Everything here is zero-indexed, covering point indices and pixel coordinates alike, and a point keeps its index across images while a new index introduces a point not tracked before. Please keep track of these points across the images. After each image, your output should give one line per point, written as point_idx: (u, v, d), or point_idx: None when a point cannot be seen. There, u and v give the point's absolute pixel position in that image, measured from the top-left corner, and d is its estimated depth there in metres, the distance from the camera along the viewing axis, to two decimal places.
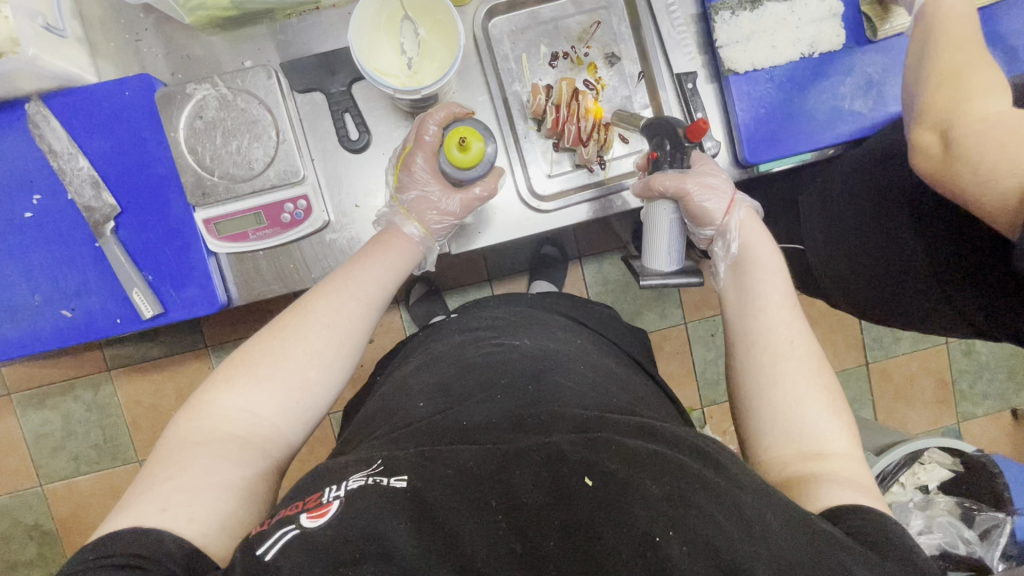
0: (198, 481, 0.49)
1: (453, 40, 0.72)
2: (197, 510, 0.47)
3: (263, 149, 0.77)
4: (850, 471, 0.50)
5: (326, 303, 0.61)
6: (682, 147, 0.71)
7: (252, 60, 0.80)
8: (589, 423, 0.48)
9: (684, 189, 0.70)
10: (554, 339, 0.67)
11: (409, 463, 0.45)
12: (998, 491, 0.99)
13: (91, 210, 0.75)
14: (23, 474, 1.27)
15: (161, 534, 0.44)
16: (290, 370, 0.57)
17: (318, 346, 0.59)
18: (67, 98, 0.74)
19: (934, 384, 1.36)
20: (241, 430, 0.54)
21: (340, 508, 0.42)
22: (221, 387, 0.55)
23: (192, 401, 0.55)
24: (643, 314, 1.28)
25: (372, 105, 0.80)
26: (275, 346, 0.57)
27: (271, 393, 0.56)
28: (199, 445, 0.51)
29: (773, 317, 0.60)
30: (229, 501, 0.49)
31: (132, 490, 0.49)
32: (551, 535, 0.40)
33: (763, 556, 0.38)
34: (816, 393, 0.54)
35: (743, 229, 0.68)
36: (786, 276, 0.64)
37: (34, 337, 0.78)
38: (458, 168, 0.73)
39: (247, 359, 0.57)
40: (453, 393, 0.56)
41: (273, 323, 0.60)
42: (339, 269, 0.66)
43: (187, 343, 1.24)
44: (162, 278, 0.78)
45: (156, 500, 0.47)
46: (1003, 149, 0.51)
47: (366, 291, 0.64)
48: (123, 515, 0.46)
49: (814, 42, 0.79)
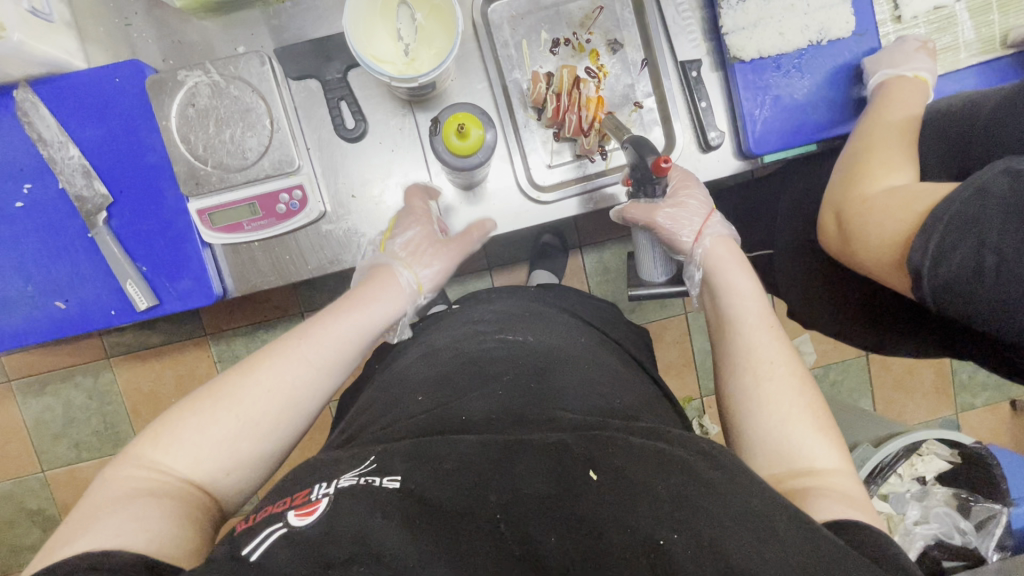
0: (148, 516, 0.47)
1: (451, 27, 0.70)
2: (157, 538, 0.45)
3: (256, 138, 0.75)
4: (844, 487, 0.49)
5: (313, 337, 0.59)
6: (649, 178, 0.68)
7: (246, 46, 0.78)
8: (589, 422, 0.47)
9: (652, 223, 0.71)
10: (554, 335, 0.66)
11: (403, 464, 0.44)
12: (996, 484, 0.97)
13: (83, 200, 0.74)
14: (24, 461, 1.27)
15: (118, 556, 0.42)
16: (262, 409, 0.55)
17: (297, 385, 0.57)
18: (56, 84, 0.72)
19: (934, 375, 1.35)
20: (203, 460, 0.52)
21: (328, 507, 0.42)
22: (156, 437, 0.52)
23: (168, 414, 0.54)
24: (643, 304, 1.27)
25: (369, 93, 0.78)
26: (255, 376, 0.55)
27: (233, 426, 0.53)
28: (134, 494, 0.48)
29: (759, 335, 0.60)
30: (183, 530, 0.47)
31: (86, 507, 0.48)
32: (551, 532, 0.39)
33: (769, 559, 0.36)
34: (802, 411, 0.53)
35: (706, 258, 0.68)
36: (763, 299, 0.63)
37: (28, 329, 0.77)
38: (457, 157, 0.72)
39: (199, 399, 0.54)
40: (452, 387, 0.55)
41: (263, 347, 0.59)
42: (332, 306, 0.64)
43: (185, 332, 1.23)
44: (156, 270, 0.77)
45: (106, 531, 0.45)
46: (878, 232, 0.60)
47: (354, 335, 0.62)
48: (70, 543, 0.44)
49: (823, 29, 0.77)
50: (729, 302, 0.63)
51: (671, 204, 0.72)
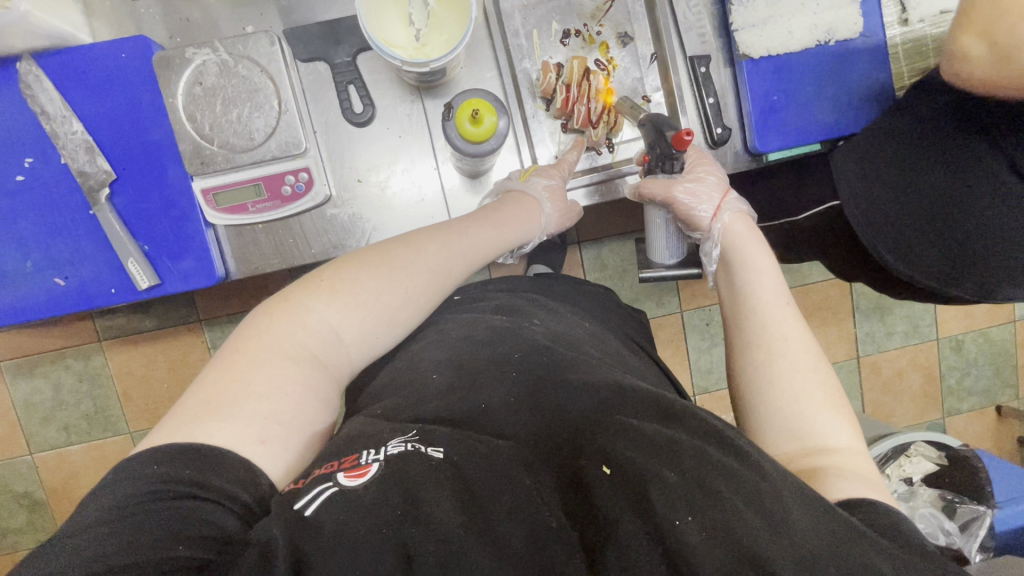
0: (292, 415, 0.48)
1: (463, 14, 0.69)
2: (288, 451, 0.47)
3: (263, 119, 0.74)
4: (857, 465, 0.50)
5: (440, 247, 0.64)
6: (671, 155, 0.69)
7: (254, 26, 0.77)
8: (613, 398, 0.48)
9: (671, 198, 0.72)
10: (567, 323, 0.67)
11: (445, 435, 0.46)
12: (980, 486, 1.00)
13: (85, 175, 0.73)
14: (12, 442, 1.26)
15: (259, 472, 0.44)
16: (388, 304, 0.58)
17: (420, 289, 0.61)
18: (60, 58, 0.71)
19: (923, 379, 1.37)
20: (323, 348, 0.53)
21: (380, 469, 0.43)
22: (313, 314, 0.54)
23: (285, 304, 0.53)
24: (640, 301, 1.27)
25: (377, 78, 0.78)
26: (392, 276, 0.58)
27: (361, 321, 0.56)
28: (290, 366, 0.50)
29: (775, 312, 0.60)
30: (307, 443, 0.50)
31: (213, 393, 0.47)
32: (626, 494, 0.40)
33: (785, 544, 0.37)
34: (816, 387, 0.54)
35: (726, 233, 0.70)
36: (779, 275, 0.64)
37: (26, 305, 0.76)
38: (468, 143, 0.73)
39: (335, 295, 0.55)
40: (467, 368, 0.56)
41: (380, 248, 0.61)
42: (458, 221, 0.68)
43: (179, 316, 1.22)
44: (158, 249, 0.76)
45: (256, 427, 0.46)
46: None
47: (474, 251, 0.67)
48: (211, 426, 0.45)
49: (831, 29, 0.78)
50: (746, 278, 0.65)
51: (691, 179, 0.73)
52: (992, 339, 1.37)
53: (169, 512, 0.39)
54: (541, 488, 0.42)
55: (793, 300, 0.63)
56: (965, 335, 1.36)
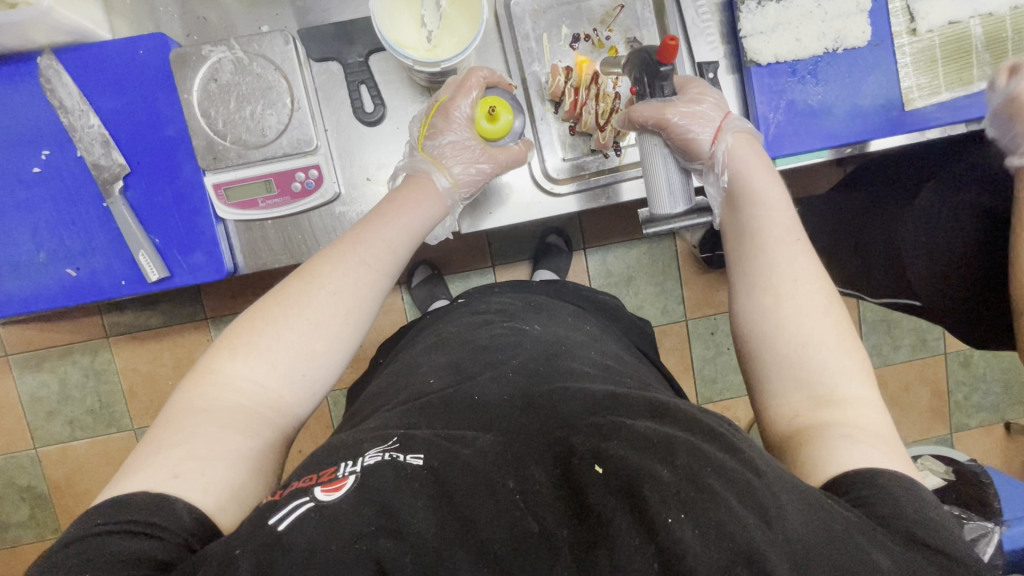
0: (207, 448, 0.48)
1: (475, 16, 0.71)
2: (211, 480, 0.46)
3: (276, 116, 0.76)
4: (863, 417, 0.50)
5: (365, 243, 0.61)
6: (659, 74, 0.66)
7: (269, 26, 0.79)
8: (605, 402, 0.47)
9: (668, 121, 0.68)
10: (565, 327, 0.67)
11: (426, 442, 0.45)
12: (989, 502, 0.97)
13: (100, 168, 0.74)
14: (18, 436, 1.27)
15: (172, 500, 0.44)
16: (320, 309, 0.56)
17: (341, 283, 0.58)
18: (80, 53, 0.73)
19: (931, 394, 1.35)
20: (249, 392, 0.53)
21: (355, 484, 0.42)
22: (227, 354, 0.54)
23: (199, 367, 0.54)
24: (645, 309, 1.27)
25: (388, 78, 0.79)
26: (304, 288, 0.57)
27: (280, 340, 0.54)
28: (205, 413, 0.50)
29: (785, 249, 0.59)
30: (242, 473, 0.49)
31: (139, 453, 0.49)
32: (565, 524, 0.39)
33: (777, 540, 0.37)
34: (826, 331, 0.54)
35: (731, 156, 0.67)
36: (789, 208, 0.62)
37: (39, 295, 0.78)
38: (486, 140, 0.74)
39: (247, 329, 0.55)
40: (463, 370, 0.57)
41: (303, 265, 0.59)
42: (376, 209, 0.65)
43: (186, 314, 1.23)
44: (169, 242, 0.78)
45: (167, 466, 0.46)
46: None
47: (393, 239, 0.63)
48: (130, 479, 0.46)
49: (839, 37, 0.78)
50: (753, 211, 0.62)
51: (684, 103, 0.69)
52: (1002, 356, 1.35)
53: (104, 547, 0.40)
54: (520, 490, 0.41)
55: (805, 235, 0.61)
56: (974, 351, 1.34)
